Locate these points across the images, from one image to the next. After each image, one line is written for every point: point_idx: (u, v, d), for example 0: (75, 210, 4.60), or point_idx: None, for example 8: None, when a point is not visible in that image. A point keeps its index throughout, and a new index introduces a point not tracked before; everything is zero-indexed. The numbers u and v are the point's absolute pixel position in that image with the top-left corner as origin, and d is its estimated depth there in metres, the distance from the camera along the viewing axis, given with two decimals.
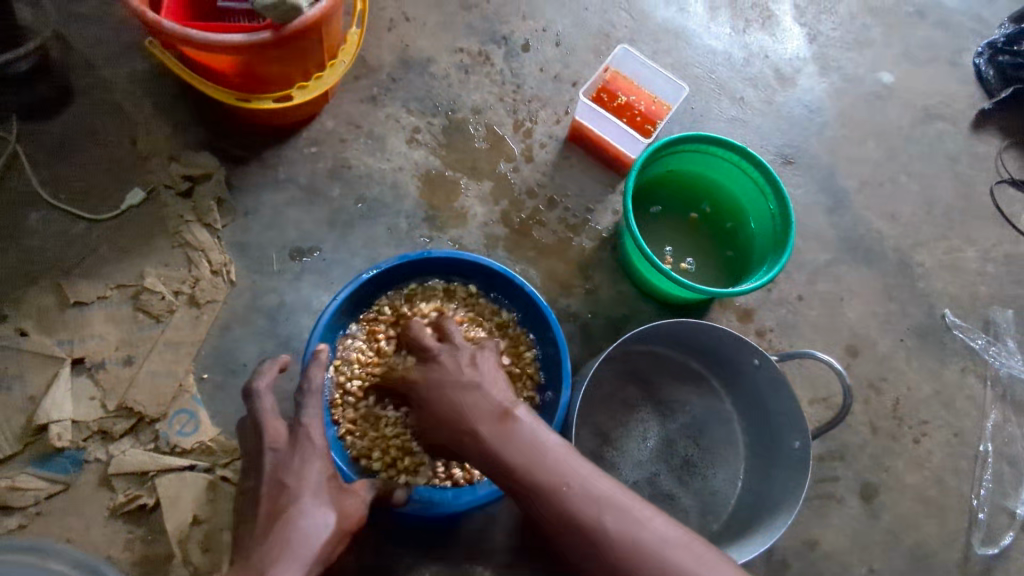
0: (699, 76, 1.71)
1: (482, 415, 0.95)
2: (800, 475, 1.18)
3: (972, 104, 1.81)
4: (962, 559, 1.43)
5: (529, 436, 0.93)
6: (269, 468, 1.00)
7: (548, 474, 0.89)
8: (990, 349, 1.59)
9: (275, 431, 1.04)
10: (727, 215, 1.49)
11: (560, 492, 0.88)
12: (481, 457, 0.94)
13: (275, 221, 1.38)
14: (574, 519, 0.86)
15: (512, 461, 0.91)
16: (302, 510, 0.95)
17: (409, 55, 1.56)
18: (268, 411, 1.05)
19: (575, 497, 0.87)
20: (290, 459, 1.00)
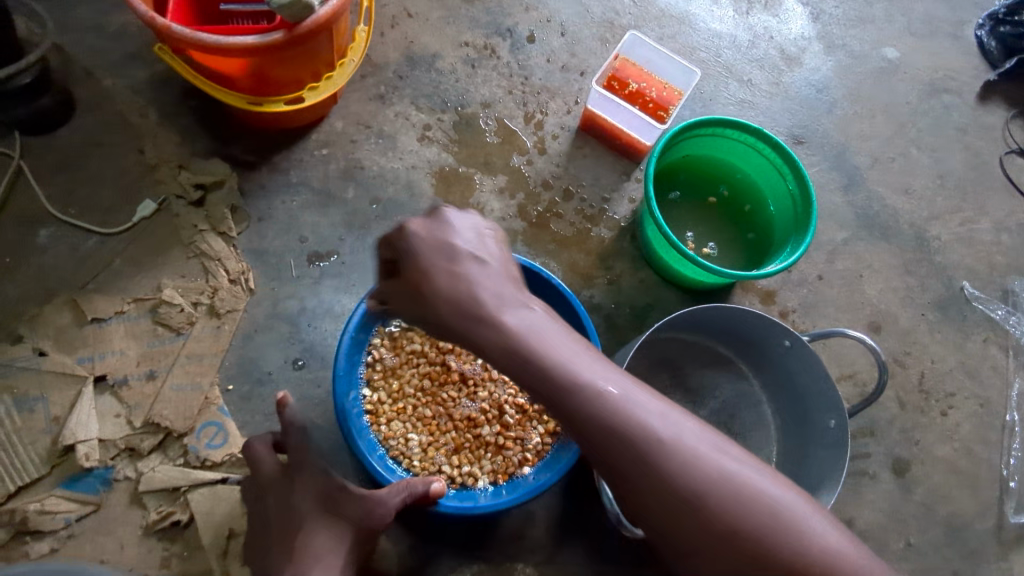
0: (706, 60, 1.70)
1: (498, 302, 0.79)
2: (840, 453, 1.18)
3: (977, 75, 1.81)
4: (995, 529, 1.43)
5: (556, 335, 0.79)
6: (275, 497, 1.03)
7: (586, 378, 0.77)
8: (1010, 318, 1.59)
9: (271, 464, 1.05)
10: (745, 197, 1.48)
11: (601, 400, 0.76)
12: (500, 356, 0.79)
13: (290, 226, 1.36)
14: (621, 430, 0.75)
15: (542, 359, 0.77)
16: (310, 528, 0.98)
17: (415, 52, 1.54)
18: (258, 452, 1.06)
19: (605, 401, 0.76)
20: (291, 482, 1.03)
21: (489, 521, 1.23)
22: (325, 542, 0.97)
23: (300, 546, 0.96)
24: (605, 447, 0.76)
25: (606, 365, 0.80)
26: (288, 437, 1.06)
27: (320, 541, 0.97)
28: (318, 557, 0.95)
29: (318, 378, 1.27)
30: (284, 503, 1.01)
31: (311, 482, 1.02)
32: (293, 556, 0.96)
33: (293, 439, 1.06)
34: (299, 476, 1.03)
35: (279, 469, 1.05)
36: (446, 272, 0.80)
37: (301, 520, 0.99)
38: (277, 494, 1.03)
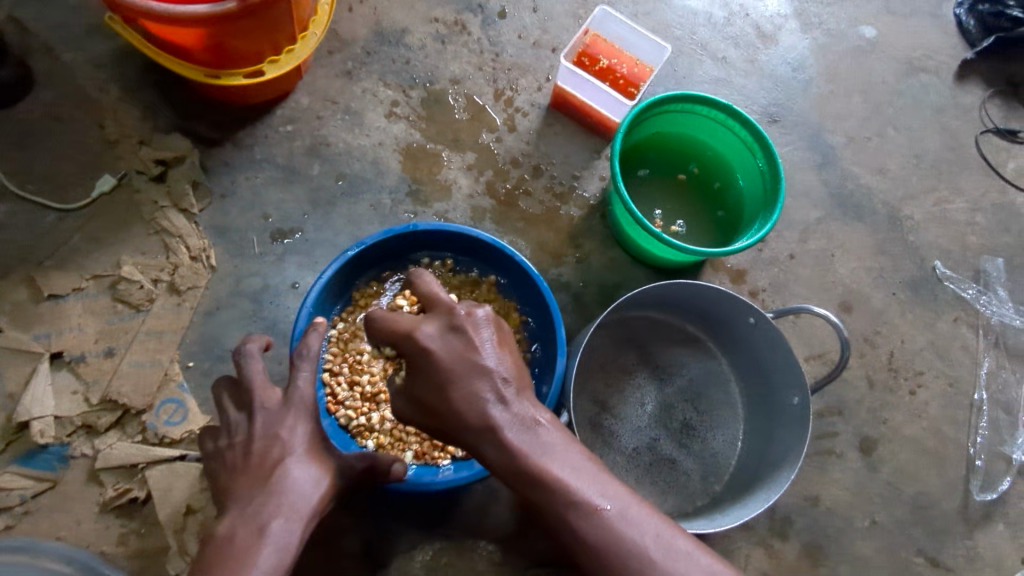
0: (680, 38, 1.68)
1: (501, 415, 0.83)
2: (800, 430, 1.17)
3: (955, 54, 1.80)
4: (961, 507, 1.43)
5: (561, 451, 0.83)
6: (261, 427, 0.92)
7: (581, 493, 0.80)
8: (981, 298, 1.59)
9: (267, 393, 0.96)
10: (715, 174, 1.47)
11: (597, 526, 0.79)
12: (497, 462, 0.83)
13: (253, 203, 1.34)
14: (617, 551, 0.78)
15: (545, 479, 0.80)
16: (292, 467, 0.88)
17: (383, 27, 1.52)
18: (257, 375, 0.97)
19: (595, 519, 0.79)
20: (284, 417, 0.94)
21: (452, 497, 1.23)
22: (302, 484, 0.87)
23: (281, 473, 0.87)
24: (583, 554, 0.80)
25: (606, 481, 0.83)
26: (298, 368, 0.99)
27: (301, 473, 0.89)
28: (296, 489, 0.86)
29: (279, 355, 1.26)
30: (270, 432, 0.92)
31: (304, 417, 0.95)
32: (270, 480, 0.86)
33: (303, 372, 0.98)
34: (297, 409, 0.95)
35: (278, 398, 0.96)
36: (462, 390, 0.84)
37: (285, 451, 0.90)
38: (267, 421, 0.93)
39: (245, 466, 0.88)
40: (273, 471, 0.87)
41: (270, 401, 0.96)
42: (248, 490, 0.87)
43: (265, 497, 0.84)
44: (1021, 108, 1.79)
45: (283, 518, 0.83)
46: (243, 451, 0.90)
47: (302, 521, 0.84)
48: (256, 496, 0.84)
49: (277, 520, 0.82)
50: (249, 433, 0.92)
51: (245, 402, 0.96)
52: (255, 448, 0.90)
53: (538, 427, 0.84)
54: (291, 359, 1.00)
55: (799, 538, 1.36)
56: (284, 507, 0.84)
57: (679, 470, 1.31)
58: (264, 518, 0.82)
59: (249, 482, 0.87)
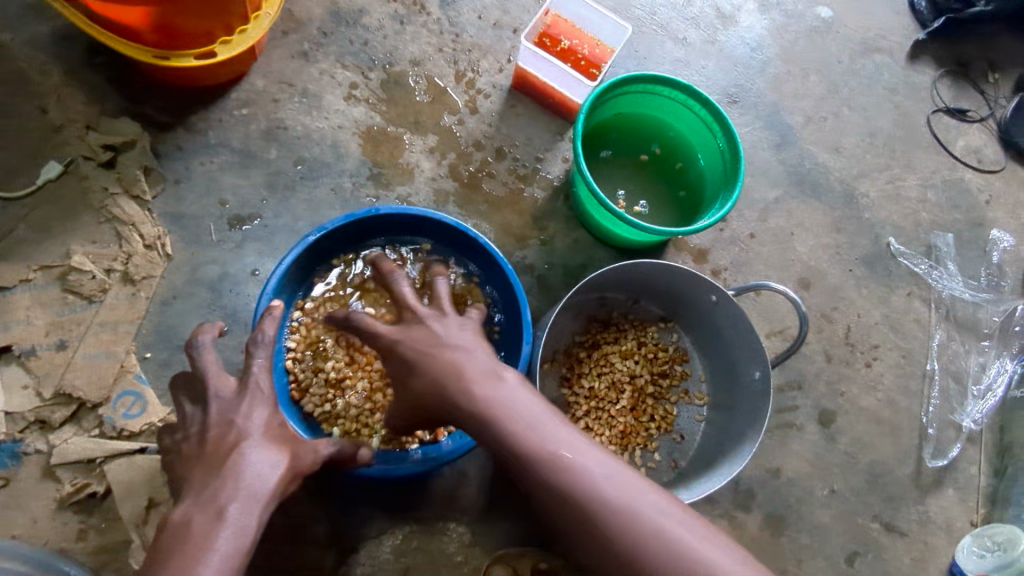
0: (641, 18, 1.69)
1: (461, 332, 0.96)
2: (760, 405, 1.20)
3: (908, 35, 1.86)
4: (915, 473, 1.48)
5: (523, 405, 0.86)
6: (216, 413, 0.92)
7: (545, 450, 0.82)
8: (933, 273, 1.65)
9: (223, 382, 0.96)
10: (676, 154, 1.48)
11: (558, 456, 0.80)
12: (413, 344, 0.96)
13: (209, 188, 1.31)
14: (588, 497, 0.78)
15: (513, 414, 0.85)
16: (248, 449, 0.87)
17: (340, 8, 1.49)
18: (211, 365, 0.96)
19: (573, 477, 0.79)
20: (239, 403, 0.93)
21: (419, 482, 1.23)
22: (257, 470, 0.85)
23: (237, 458, 0.86)
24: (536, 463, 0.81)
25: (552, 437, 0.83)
26: (254, 355, 0.98)
27: (259, 457, 0.87)
28: (253, 473, 0.85)
29: (240, 344, 1.24)
30: (226, 418, 0.91)
31: (262, 403, 0.94)
32: (225, 466, 0.85)
33: (257, 360, 0.98)
34: (253, 396, 0.94)
35: (232, 387, 0.95)
36: (430, 353, 0.93)
37: (241, 436, 0.89)
38: (222, 407, 0.92)
39: (200, 452, 0.88)
40: (229, 454, 0.86)
41: (226, 390, 0.95)
42: (204, 476, 0.85)
43: (221, 484, 0.82)
44: (970, 87, 1.84)
45: (241, 500, 0.81)
46: (199, 439, 0.90)
47: (261, 503, 0.82)
48: (210, 483, 0.83)
49: (234, 503, 0.81)
50: (205, 421, 0.92)
51: (201, 394, 0.95)
52: (211, 435, 0.90)
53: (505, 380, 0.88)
54: (244, 348, 0.98)
55: (761, 510, 1.39)
56: (242, 491, 0.82)
57: (649, 446, 1.34)
58: (221, 500, 0.81)
59: (203, 469, 0.85)
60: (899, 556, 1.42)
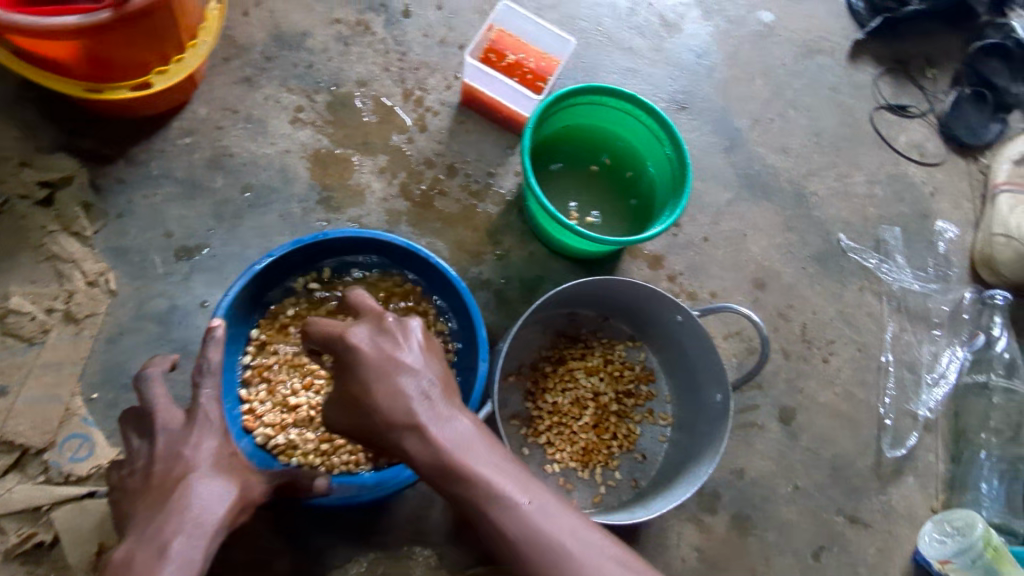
0: (586, 29, 1.71)
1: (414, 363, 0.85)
2: (719, 426, 1.20)
3: (847, 36, 1.91)
4: (875, 464, 1.51)
5: (483, 450, 0.82)
6: (164, 446, 0.90)
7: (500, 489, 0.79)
8: (883, 266, 1.69)
9: (171, 414, 0.93)
10: (626, 164, 1.50)
11: (535, 521, 0.78)
12: (368, 377, 0.85)
13: (153, 220, 1.28)
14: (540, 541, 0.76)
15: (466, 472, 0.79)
16: (196, 480, 0.85)
17: (282, 32, 1.48)
18: (159, 396, 0.94)
19: (533, 523, 0.77)
20: (188, 434, 0.91)
21: (384, 507, 1.22)
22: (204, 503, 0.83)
23: (184, 490, 0.84)
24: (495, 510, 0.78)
25: (522, 477, 0.81)
26: (199, 386, 0.94)
27: (208, 488, 0.85)
28: (201, 505, 0.83)
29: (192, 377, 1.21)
30: (174, 451, 0.89)
31: (212, 433, 0.92)
32: (171, 498, 0.83)
33: (205, 390, 0.95)
34: (201, 427, 0.92)
35: (181, 419, 0.93)
36: (387, 381, 0.84)
37: (188, 468, 0.87)
38: (170, 441, 0.90)
39: (146, 488, 0.86)
40: (176, 487, 0.84)
41: (174, 424, 0.93)
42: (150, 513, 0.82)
43: (169, 516, 0.81)
44: (910, 84, 1.90)
45: (186, 533, 0.80)
46: (145, 472, 0.89)
47: (207, 536, 0.81)
48: (156, 518, 0.81)
49: (178, 537, 0.79)
50: (152, 454, 0.90)
51: (147, 429, 0.93)
52: (157, 470, 0.88)
53: (466, 430, 0.82)
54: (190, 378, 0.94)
55: (727, 511, 1.41)
56: (187, 523, 0.80)
57: (610, 465, 1.33)
58: (165, 536, 0.79)
59: (150, 505, 0.84)
60: (864, 548, 1.44)
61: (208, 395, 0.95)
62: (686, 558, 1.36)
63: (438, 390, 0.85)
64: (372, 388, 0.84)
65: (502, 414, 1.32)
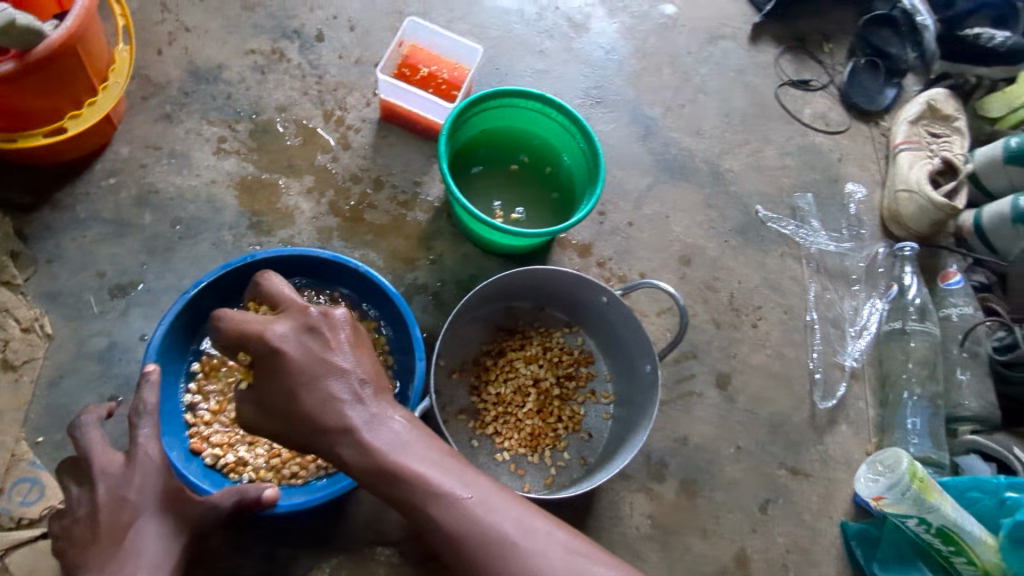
0: (498, 37, 1.79)
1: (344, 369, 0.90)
2: (651, 395, 1.28)
3: (747, 20, 2.02)
4: (810, 417, 1.60)
5: (418, 449, 0.87)
6: (107, 490, 0.95)
7: (437, 485, 0.83)
8: (800, 231, 1.79)
9: (109, 457, 0.98)
10: (544, 160, 1.57)
11: (475, 513, 0.82)
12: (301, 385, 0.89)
13: (85, 262, 1.31)
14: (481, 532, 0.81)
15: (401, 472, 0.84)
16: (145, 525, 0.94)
17: (198, 66, 1.52)
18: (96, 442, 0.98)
19: (472, 514, 0.81)
20: (130, 476, 0.96)
21: (342, 513, 1.25)
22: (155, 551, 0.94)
23: (134, 537, 0.94)
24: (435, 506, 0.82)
25: (460, 472, 0.86)
26: (137, 426, 0.98)
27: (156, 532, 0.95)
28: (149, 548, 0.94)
29: None
30: (117, 495, 0.95)
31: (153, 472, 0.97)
32: (123, 545, 0.93)
33: (143, 429, 0.98)
34: (143, 467, 0.97)
35: (120, 461, 0.97)
36: (320, 389, 0.89)
37: (137, 512, 0.95)
38: (112, 484, 0.95)
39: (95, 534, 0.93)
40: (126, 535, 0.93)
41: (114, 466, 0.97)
42: None
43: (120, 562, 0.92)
44: (809, 60, 2.02)
45: None
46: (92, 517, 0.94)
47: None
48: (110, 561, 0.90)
49: None
50: (95, 502, 0.95)
51: (88, 471, 0.97)
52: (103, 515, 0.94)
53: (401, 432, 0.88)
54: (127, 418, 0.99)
55: (675, 477, 1.48)
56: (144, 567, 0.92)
57: (558, 447, 1.39)
58: None
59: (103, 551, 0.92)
60: (807, 496, 1.53)
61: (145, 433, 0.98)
62: (640, 526, 1.42)
63: (370, 392, 0.91)
64: (304, 396, 0.89)
65: (449, 411, 1.38)
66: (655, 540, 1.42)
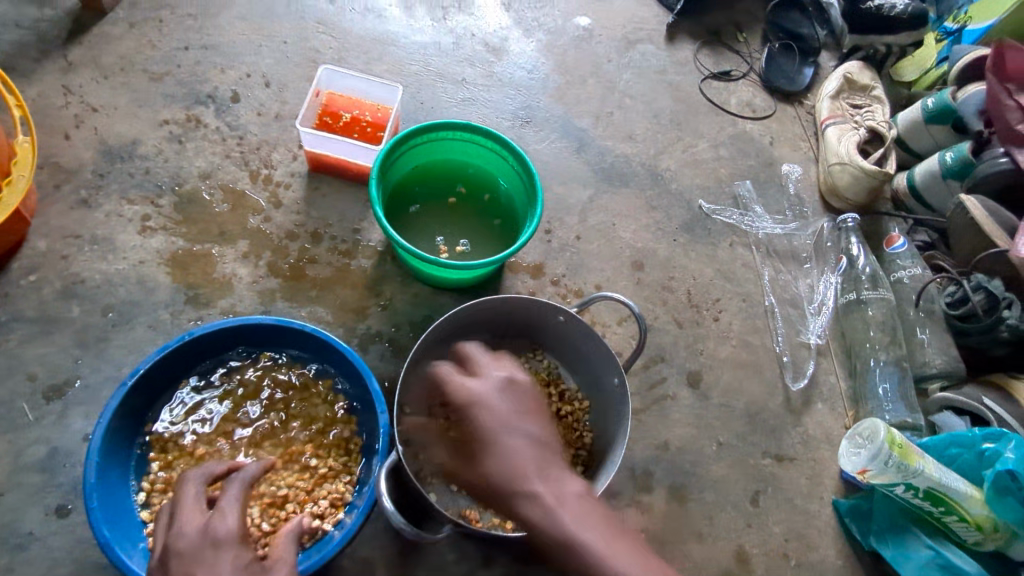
0: (418, 72, 1.78)
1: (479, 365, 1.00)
2: (623, 407, 1.26)
3: (660, 21, 2.06)
4: (784, 400, 1.60)
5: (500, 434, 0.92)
6: None
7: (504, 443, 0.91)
8: (745, 218, 1.81)
9: None
10: (481, 187, 1.55)
11: (551, 506, 0.86)
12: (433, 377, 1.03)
13: (13, 367, 1.24)
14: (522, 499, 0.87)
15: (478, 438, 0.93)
16: None
17: (111, 146, 1.47)
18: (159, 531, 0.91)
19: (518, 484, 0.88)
20: None
21: None
22: None
23: None
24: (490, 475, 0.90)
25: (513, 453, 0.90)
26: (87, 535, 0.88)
27: None
28: None
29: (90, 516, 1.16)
30: None
31: None
32: None
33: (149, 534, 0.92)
34: None
35: None
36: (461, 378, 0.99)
37: None
38: None
39: None
40: None
41: None
42: None
43: None
44: (727, 51, 2.06)
45: None
46: None
47: None
48: None
49: None
50: None
51: None
52: None
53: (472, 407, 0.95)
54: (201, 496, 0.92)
55: (662, 485, 1.45)
56: None
57: None
58: None
59: None
60: (795, 481, 1.52)
61: (193, 494, 0.93)
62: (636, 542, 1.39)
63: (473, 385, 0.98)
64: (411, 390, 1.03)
65: None
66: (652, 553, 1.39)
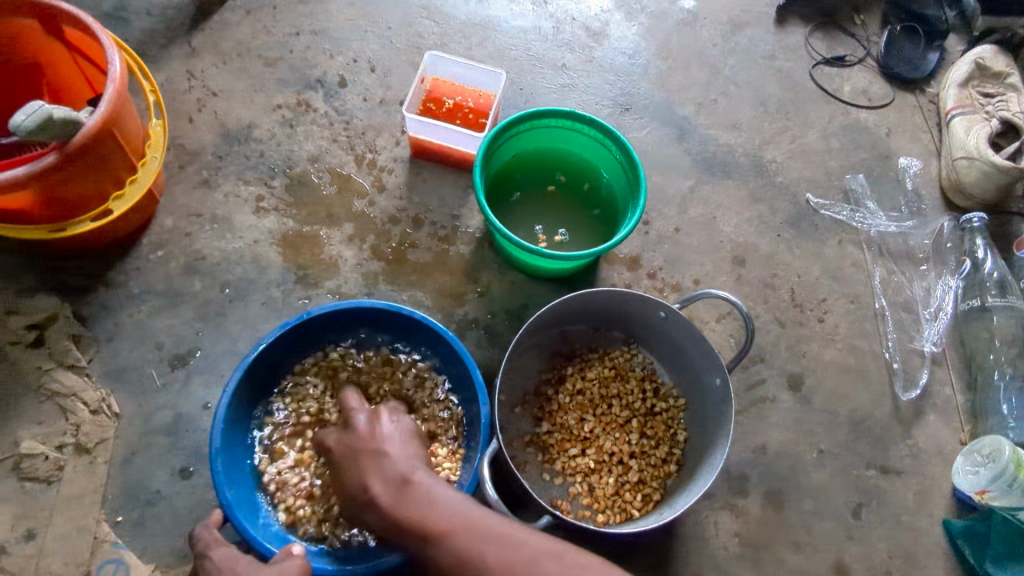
0: (518, 57, 1.76)
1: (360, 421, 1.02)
2: (725, 408, 1.22)
3: (770, 3, 1.95)
4: (893, 410, 1.51)
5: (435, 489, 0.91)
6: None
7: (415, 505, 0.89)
8: (856, 215, 1.71)
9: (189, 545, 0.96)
10: (581, 176, 1.53)
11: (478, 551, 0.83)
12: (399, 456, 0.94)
13: (143, 337, 1.33)
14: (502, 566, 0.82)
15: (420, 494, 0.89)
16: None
17: (229, 129, 1.54)
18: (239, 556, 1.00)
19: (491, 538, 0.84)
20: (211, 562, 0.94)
21: None
22: None
23: None
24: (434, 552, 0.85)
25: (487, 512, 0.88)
26: None
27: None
28: None
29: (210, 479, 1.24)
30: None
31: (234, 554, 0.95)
32: None
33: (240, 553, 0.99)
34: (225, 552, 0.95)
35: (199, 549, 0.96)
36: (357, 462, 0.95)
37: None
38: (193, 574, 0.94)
39: None
40: None
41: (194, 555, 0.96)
42: None
43: None
44: (842, 34, 1.93)
45: None
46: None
47: None
48: None
49: None
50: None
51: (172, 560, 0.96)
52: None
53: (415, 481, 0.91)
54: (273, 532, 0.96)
55: (758, 490, 1.41)
56: None
57: (628, 472, 1.33)
58: None
59: None
60: (902, 495, 1.44)
61: None
62: (728, 546, 1.36)
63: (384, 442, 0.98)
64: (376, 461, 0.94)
65: (516, 445, 1.34)
66: (745, 558, 1.35)
